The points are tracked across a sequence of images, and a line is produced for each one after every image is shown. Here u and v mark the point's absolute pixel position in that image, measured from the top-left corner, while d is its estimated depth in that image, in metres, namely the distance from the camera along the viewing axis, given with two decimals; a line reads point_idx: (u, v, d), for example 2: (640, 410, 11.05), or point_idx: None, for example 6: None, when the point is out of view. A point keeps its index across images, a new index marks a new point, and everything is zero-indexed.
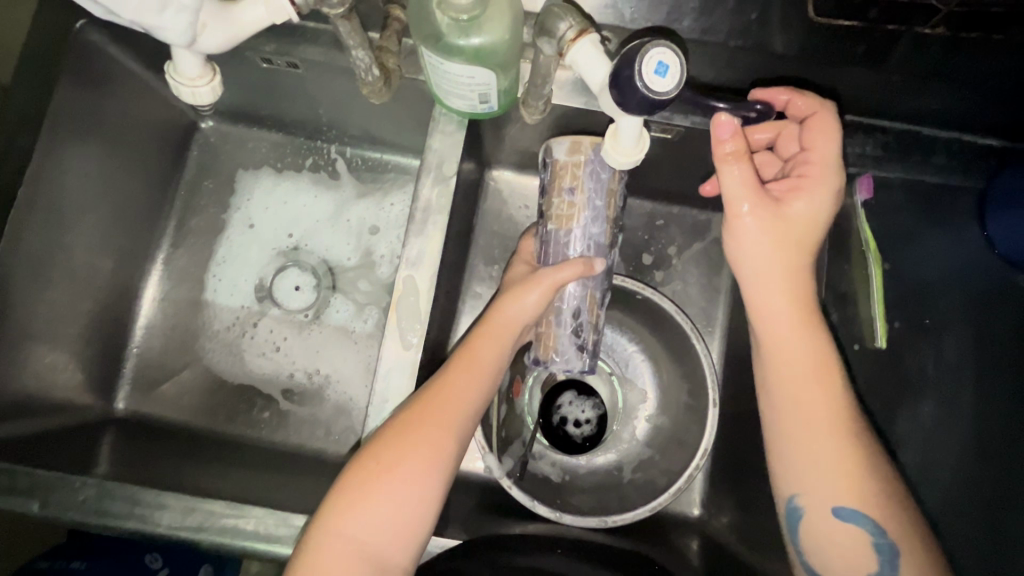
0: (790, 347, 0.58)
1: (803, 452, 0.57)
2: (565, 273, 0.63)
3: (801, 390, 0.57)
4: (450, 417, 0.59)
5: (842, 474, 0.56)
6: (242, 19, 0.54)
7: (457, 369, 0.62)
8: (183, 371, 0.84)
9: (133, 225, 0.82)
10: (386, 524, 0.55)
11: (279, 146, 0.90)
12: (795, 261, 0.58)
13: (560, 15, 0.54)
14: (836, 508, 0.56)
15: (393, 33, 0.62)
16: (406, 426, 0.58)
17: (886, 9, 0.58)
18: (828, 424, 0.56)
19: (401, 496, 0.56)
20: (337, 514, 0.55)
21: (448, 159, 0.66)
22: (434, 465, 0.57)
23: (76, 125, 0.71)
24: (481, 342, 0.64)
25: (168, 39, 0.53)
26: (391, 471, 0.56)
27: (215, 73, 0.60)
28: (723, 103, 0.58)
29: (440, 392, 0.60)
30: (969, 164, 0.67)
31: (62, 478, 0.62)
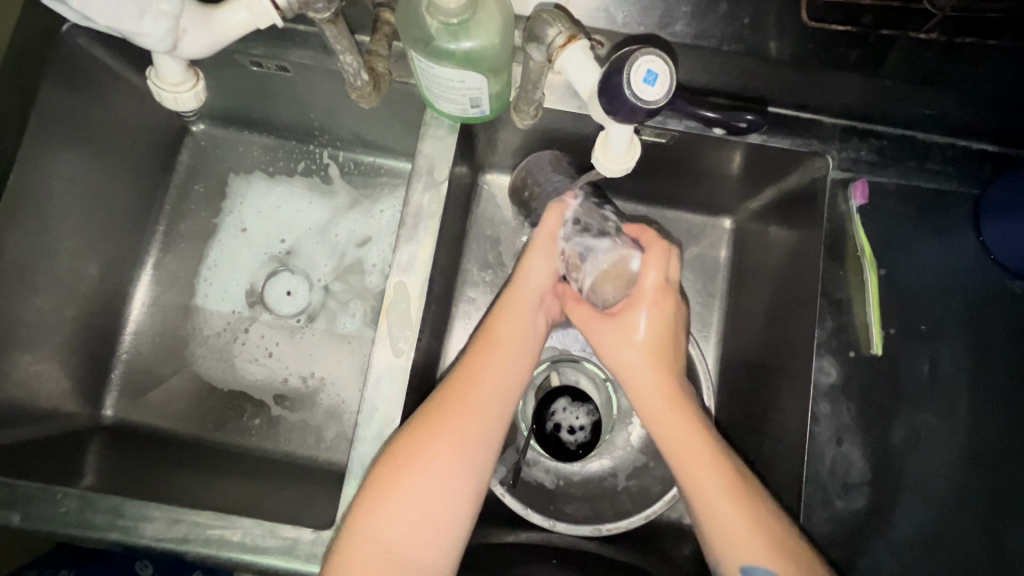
0: (661, 417, 0.59)
1: (710, 521, 0.56)
2: (552, 222, 0.65)
3: (683, 459, 0.57)
4: (480, 401, 0.58)
5: (746, 538, 0.54)
6: (224, 24, 0.53)
7: (482, 351, 0.61)
8: (171, 377, 0.83)
9: (122, 230, 0.81)
10: (420, 519, 0.54)
11: (271, 150, 0.89)
12: (660, 342, 0.61)
13: (549, 22, 0.53)
14: (745, 567, 0.54)
15: (382, 37, 0.61)
16: (435, 414, 0.57)
17: (880, 15, 0.59)
18: (728, 492, 0.56)
19: (434, 487, 0.54)
20: (365, 515, 0.54)
21: (439, 164, 0.65)
22: (468, 452, 0.56)
23: (62, 129, 0.70)
24: (503, 318, 0.63)
25: (149, 46, 0.52)
26: (422, 462, 0.55)
27: (198, 78, 0.59)
28: (713, 113, 0.58)
29: (467, 376, 0.59)
30: (966, 170, 0.67)
31: (44, 489, 0.60)
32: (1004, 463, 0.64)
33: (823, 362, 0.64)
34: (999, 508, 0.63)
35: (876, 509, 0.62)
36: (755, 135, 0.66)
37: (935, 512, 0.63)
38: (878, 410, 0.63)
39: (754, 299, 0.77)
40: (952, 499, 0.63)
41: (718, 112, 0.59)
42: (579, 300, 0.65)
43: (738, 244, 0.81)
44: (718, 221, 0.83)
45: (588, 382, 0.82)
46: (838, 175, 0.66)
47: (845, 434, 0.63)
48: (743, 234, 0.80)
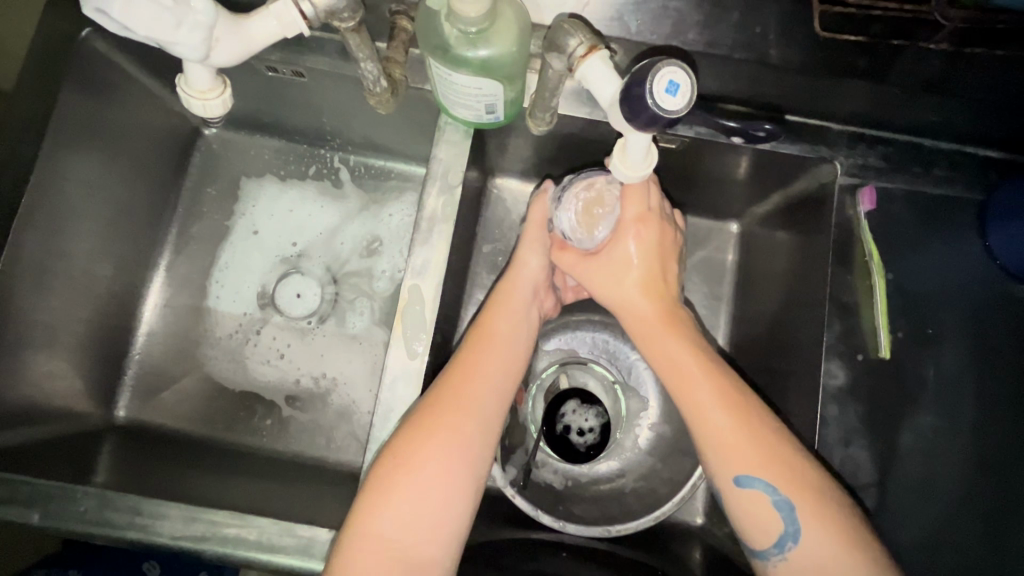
0: (651, 332, 0.63)
1: (702, 431, 0.57)
2: (539, 207, 0.70)
3: (676, 373, 0.60)
4: (477, 392, 0.60)
5: (738, 442, 0.56)
6: (252, 34, 0.53)
7: (478, 346, 0.63)
8: (183, 378, 0.84)
9: (135, 232, 0.82)
10: (421, 511, 0.54)
11: (282, 153, 0.90)
12: (647, 267, 0.65)
13: (569, 31, 0.54)
14: (737, 477, 0.55)
15: (400, 43, 0.62)
16: (435, 406, 0.58)
17: (888, 25, 0.62)
18: (719, 403, 0.57)
19: (435, 480, 0.56)
20: (367, 514, 0.54)
21: (453, 168, 0.66)
22: (468, 443, 0.57)
23: (80, 132, 0.71)
24: (497, 314, 0.66)
25: (183, 55, 0.52)
26: (423, 454, 0.56)
27: (225, 86, 0.59)
28: (735, 122, 0.64)
29: (466, 369, 0.61)
30: (970, 177, 0.68)
31: (63, 488, 0.61)
32: (1009, 464, 0.65)
33: (831, 365, 0.65)
34: (1003, 509, 0.64)
35: (883, 511, 0.63)
36: (769, 142, 0.66)
37: (940, 513, 0.63)
38: (885, 412, 0.64)
39: (760, 302, 0.78)
40: (958, 500, 0.64)
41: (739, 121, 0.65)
42: (564, 246, 0.69)
43: (745, 248, 0.82)
44: (725, 225, 0.84)
45: (597, 384, 0.83)
46: (846, 180, 0.67)
47: (852, 436, 0.64)
48: (749, 238, 0.81)
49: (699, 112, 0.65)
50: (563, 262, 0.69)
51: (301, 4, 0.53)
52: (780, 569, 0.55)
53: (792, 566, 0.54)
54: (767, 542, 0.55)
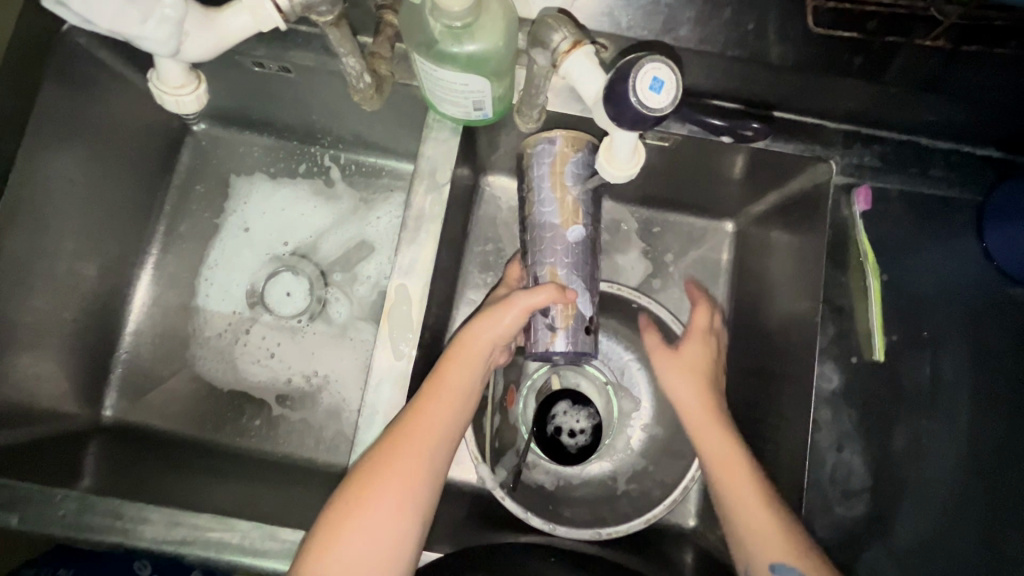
0: (704, 426, 0.67)
1: (740, 520, 0.61)
2: (541, 296, 0.62)
3: (717, 453, 0.65)
4: (415, 461, 0.56)
5: (769, 535, 0.59)
6: (228, 28, 0.52)
7: (423, 404, 0.59)
8: (171, 379, 0.83)
9: (121, 230, 0.81)
10: (369, 551, 0.53)
11: (272, 151, 0.89)
12: (709, 367, 0.72)
13: (554, 27, 0.53)
14: (774, 564, 0.58)
15: (385, 38, 0.60)
16: (369, 475, 0.56)
17: (883, 23, 0.61)
18: (755, 495, 0.61)
19: (382, 520, 0.54)
20: (315, 552, 0.53)
21: (442, 167, 0.65)
22: (402, 515, 0.55)
23: (61, 129, 0.70)
24: (446, 369, 0.61)
25: (154, 49, 0.51)
26: (369, 503, 0.55)
27: (200, 81, 0.59)
28: (720, 121, 0.60)
29: (405, 433, 0.57)
30: (969, 176, 0.66)
31: (42, 491, 0.60)
32: (1005, 468, 0.64)
33: (825, 368, 0.64)
34: (997, 513, 0.63)
35: (875, 517, 0.62)
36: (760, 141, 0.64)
37: (935, 517, 0.63)
38: (879, 415, 0.63)
39: (754, 303, 0.77)
40: (952, 505, 0.63)
41: (726, 120, 0.60)
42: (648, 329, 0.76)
43: (741, 248, 0.81)
44: (720, 225, 0.83)
45: (588, 385, 0.82)
46: (841, 180, 0.65)
47: (845, 441, 0.63)
48: (744, 238, 0.80)
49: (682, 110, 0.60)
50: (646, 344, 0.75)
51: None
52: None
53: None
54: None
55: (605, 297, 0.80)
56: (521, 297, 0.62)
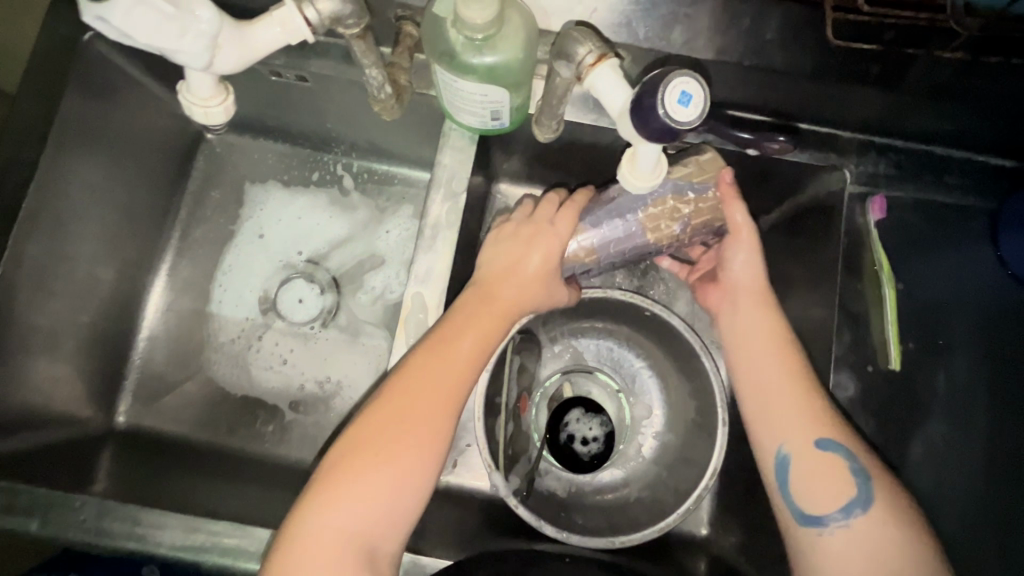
0: (758, 343, 0.63)
1: (770, 407, 0.60)
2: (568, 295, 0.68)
3: (777, 373, 0.60)
4: (445, 379, 0.57)
5: (825, 478, 0.57)
6: (259, 42, 0.53)
7: (455, 323, 0.59)
8: (184, 384, 0.84)
9: (138, 236, 0.82)
10: (398, 459, 0.54)
11: (285, 157, 0.89)
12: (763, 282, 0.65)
13: (579, 40, 0.53)
14: (816, 439, 0.58)
15: (405, 49, 0.61)
16: (400, 395, 0.56)
17: (902, 33, 0.60)
18: (807, 416, 0.58)
19: (413, 432, 0.55)
20: (347, 454, 0.54)
21: (458, 175, 0.65)
22: (417, 467, 0.54)
23: (83, 137, 0.71)
24: (467, 315, 0.60)
25: (189, 63, 0.52)
26: (401, 415, 0.55)
27: (228, 92, 0.60)
28: (748, 134, 0.62)
29: (437, 347, 0.58)
30: (983, 184, 0.66)
31: (61, 497, 0.60)
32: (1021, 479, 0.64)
33: (841, 376, 0.64)
34: (1016, 524, 0.63)
35: None
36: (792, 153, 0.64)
37: (953, 527, 0.62)
38: (895, 424, 0.63)
39: None
40: (970, 514, 0.63)
41: (754, 132, 0.62)
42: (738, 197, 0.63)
43: None
44: None
45: (601, 393, 0.84)
46: (856, 189, 0.66)
47: None
48: None
49: (714, 120, 0.62)
50: (731, 217, 0.63)
51: (306, 11, 0.52)
52: (840, 535, 0.55)
53: (853, 533, 0.54)
54: (828, 510, 0.56)
55: (622, 305, 0.78)
56: (557, 288, 0.65)
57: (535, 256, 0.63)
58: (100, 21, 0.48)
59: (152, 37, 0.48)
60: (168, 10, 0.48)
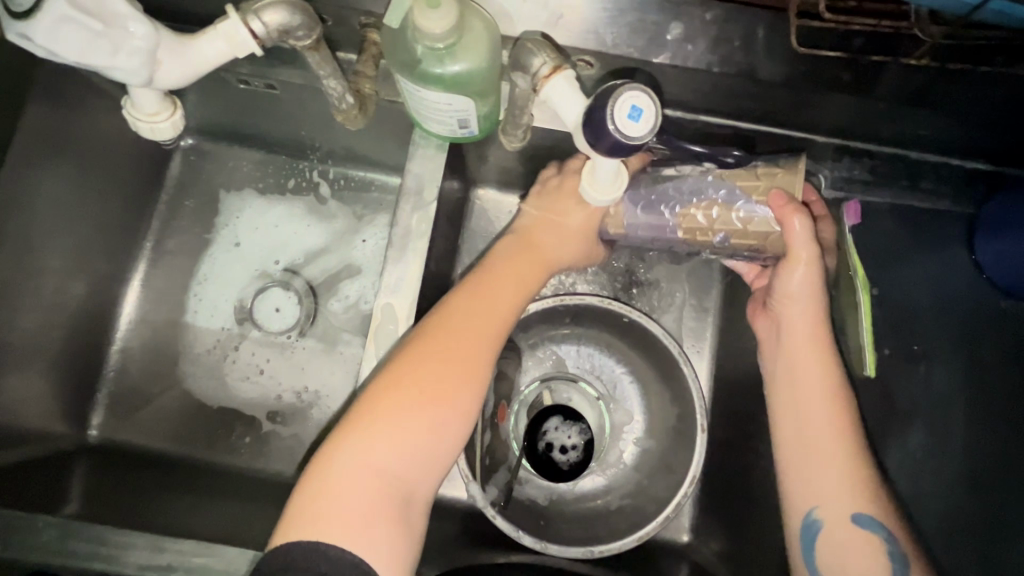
0: (808, 388, 0.61)
1: (811, 470, 0.58)
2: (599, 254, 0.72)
3: (823, 436, 0.59)
4: (482, 326, 0.59)
5: (857, 552, 0.55)
6: (201, 54, 0.54)
7: (492, 276, 0.63)
8: (160, 396, 0.82)
9: (109, 247, 0.80)
10: (435, 391, 0.55)
11: (260, 164, 0.88)
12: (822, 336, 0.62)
13: (534, 51, 0.53)
14: (855, 515, 0.56)
15: (370, 57, 0.61)
16: (440, 334, 0.57)
17: (872, 40, 0.57)
18: (845, 485, 0.57)
19: (452, 370, 0.56)
20: (388, 381, 0.54)
21: (429, 184, 0.64)
22: (457, 409, 0.56)
23: (48, 148, 0.69)
24: (505, 267, 0.64)
25: (129, 79, 0.53)
26: (442, 350, 0.57)
27: (175, 106, 0.61)
28: (699, 148, 0.62)
29: (475, 296, 0.61)
30: (961, 188, 0.66)
31: (24, 518, 0.59)
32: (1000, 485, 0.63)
33: None
34: None
35: None
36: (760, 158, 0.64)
37: (933, 534, 0.62)
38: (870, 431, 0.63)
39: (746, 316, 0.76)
40: (950, 520, 0.62)
41: (707, 146, 0.62)
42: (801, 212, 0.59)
43: None
44: None
45: (581, 401, 0.82)
46: (831, 195, 0.66)
47: None
48: None
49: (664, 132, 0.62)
50: (790, 229, 0.59)
51: (252, 24, 0.52)
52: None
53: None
54: None
55: (599, 313, 0.78)
56: (592, 249, 0.69)
57: (574, 219, 0.66)
58: (25, 40, 0.48)
59: (83, 54, 0.49)
60: (96, 26, 0.49)
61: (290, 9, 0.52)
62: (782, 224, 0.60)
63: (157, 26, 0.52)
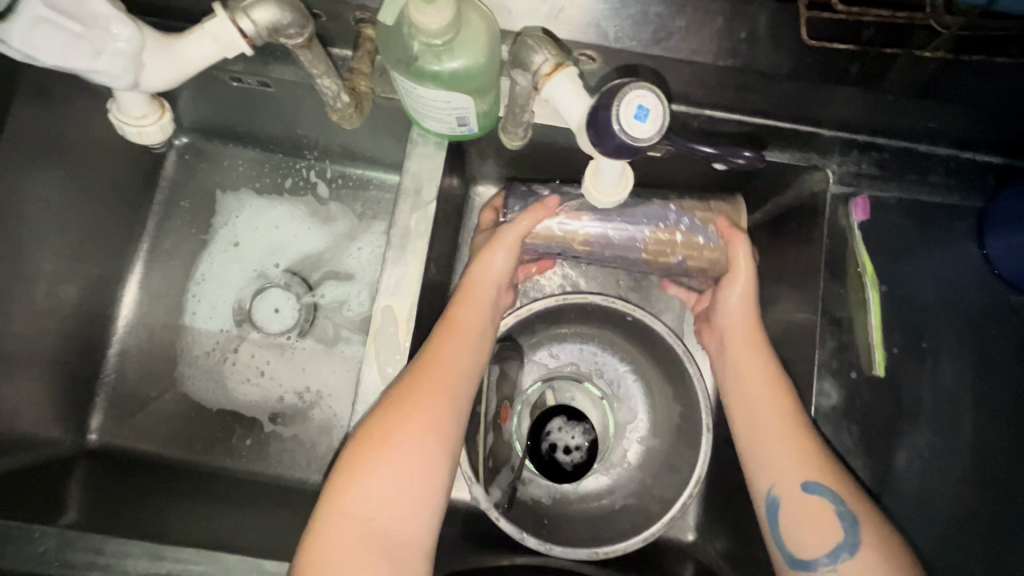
0: (746, 362, 0.64)
1: (763, 447, 0.59)
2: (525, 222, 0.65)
3: (762, 403, 0.61)
4: (446, 362, 0.59)
5: (814, 514, 0.55)
6: (186, 56, 0.52)
7: (454, 315, 0.63)
8: (158, 398, 0.82)
9: (104, 249, 0.79)
10: (405, 433, 0.54)
11: (256, 164, 0.87)
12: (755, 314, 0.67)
13: (534, 47, 0.51)
14: (804, 480, 0.56)
15: (365, 54, 0.60)
16: (406, 378, 0.58)
17: (880, 31, 0.56)
18: (789, 439, 0.58)
19: (419, 412, 0.55)
20: (358, 437, 0.55)
21: (427, 183, 0.63)
22: (428, 451, 0.55)
23: (38, 151, 0.68)
24: (468, 302, 0.64)
25: (113, 83, 0.52)
26: (409, 396, 0.56)
27: (164, 109, 0.59)
28: (710, 148, 0.55)
29: (441, 336, 0.61)
30: (971, 182, 0.65)
31: (19, 528, 0.58)
32: (1006, 484, 0.62)
33: (824, 384, 0.62)
34: (1003, 529, 0.62)
35: None
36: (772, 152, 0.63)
37: (940, 534, 0.61)
38: (881, 431, 0.62)
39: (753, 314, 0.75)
40: (955, 520, 0.61)
41: (717, 147, 0.56)
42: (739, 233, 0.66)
43: None
44: None
45: (584, 401, 0.81)
46: (839, 189, 0.64)
47: (847, 458, 0.62)
48: None
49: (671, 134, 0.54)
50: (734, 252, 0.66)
51: (241, 22, 0.51)
52: None
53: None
54: (816, 554, 0.54)
55: (603, 311, 0.77)
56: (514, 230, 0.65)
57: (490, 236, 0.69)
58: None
59: (64, 58, 0.48)
60: (76, 28, 0.47)
61: (280, 7, 0.51)
62: (728, 242, 0.67)
63: (143, 28, 0.51)
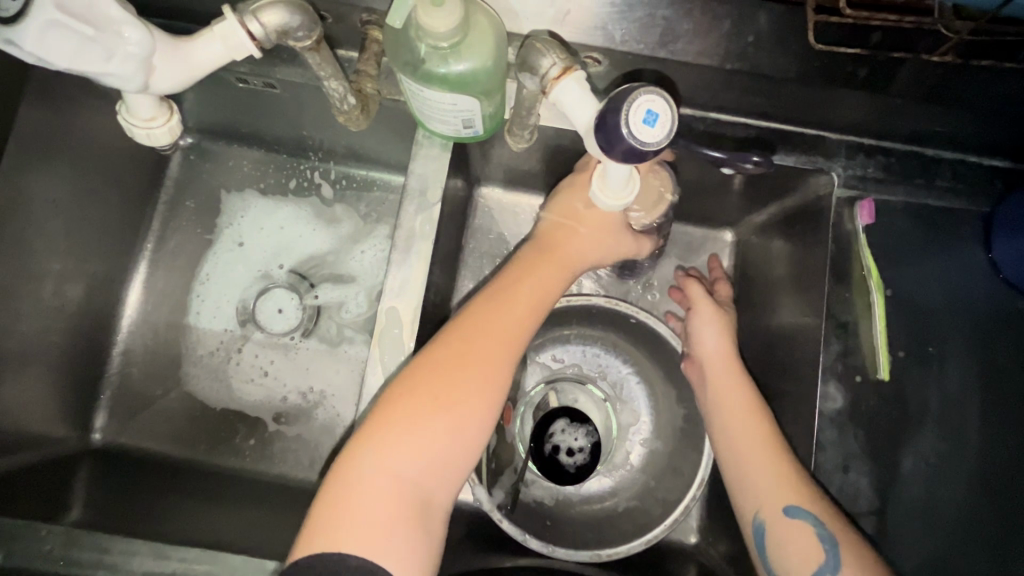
0: (726, 393, 0.67)
1: (746, 476, 0.62)
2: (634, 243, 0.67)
3: (740, 436, 0.63)
4: (506, 331, 0.57)
5: (796, 539, 0.57)
6: (194, 58, 0.52)
7: (517, 277, 0.61)
8: (162, 398, 0.82)
9: (110, 249, 0.79)
10: (457, 395, 0.53)
11: (261, 164, 0.87)
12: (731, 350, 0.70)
13: (542, 51, 0.51)
14: (786, 506, 0.58)
15: (371, 56, 0.60)
16: (464, 335, 0.56)
17: (888, 35, 0.57)
18: (769, 471, 0.60)
19: (474, 377, 0.54)
20: (405, 385, 0.53)
21: (432, 184, 0.63)
22: (475, 418, 0.54)
23: (45, 151, 0.68)
24: (534, 265, 0.62)
25: (122, 85, 0.52)
26: (467, 357, 0.55)
27: (172, 112, 0.60)
28: (718, 153, 0.56)
29: (502, 297, 0.59)
30: (975, 187, 0.65)
31: (25, 527, 0.58)
32: (1011, 489, 0.62)
33: (829, 388, 0.62)
34: (1007, 534, 0.62)
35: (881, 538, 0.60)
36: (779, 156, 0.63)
37: (945, 539, 0.61)
38: (886, 435, 0.62)
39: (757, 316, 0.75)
40: (959, 525, 0.61)
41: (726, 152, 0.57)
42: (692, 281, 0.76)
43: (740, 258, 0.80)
44: (719, 234, 0.82)
45: (586, 401, 0.80)
46: (844, 193, 0.64)
47: (852, 462, 0.61)
48: (746, 248, 0.79)
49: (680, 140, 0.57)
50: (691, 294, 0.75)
51: (250, 24, 0.51)
52: None
53: None
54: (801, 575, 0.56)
55: (608, 313, 0.79)
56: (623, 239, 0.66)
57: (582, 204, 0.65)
58: (9, 46, 0.47)
59: (73, 61, 0.48)
60: (87, 31, 0.48)
61: (290, 9, 0.51)
62: (687, 288, 0.76)
63: (151, 29, 0.51)
